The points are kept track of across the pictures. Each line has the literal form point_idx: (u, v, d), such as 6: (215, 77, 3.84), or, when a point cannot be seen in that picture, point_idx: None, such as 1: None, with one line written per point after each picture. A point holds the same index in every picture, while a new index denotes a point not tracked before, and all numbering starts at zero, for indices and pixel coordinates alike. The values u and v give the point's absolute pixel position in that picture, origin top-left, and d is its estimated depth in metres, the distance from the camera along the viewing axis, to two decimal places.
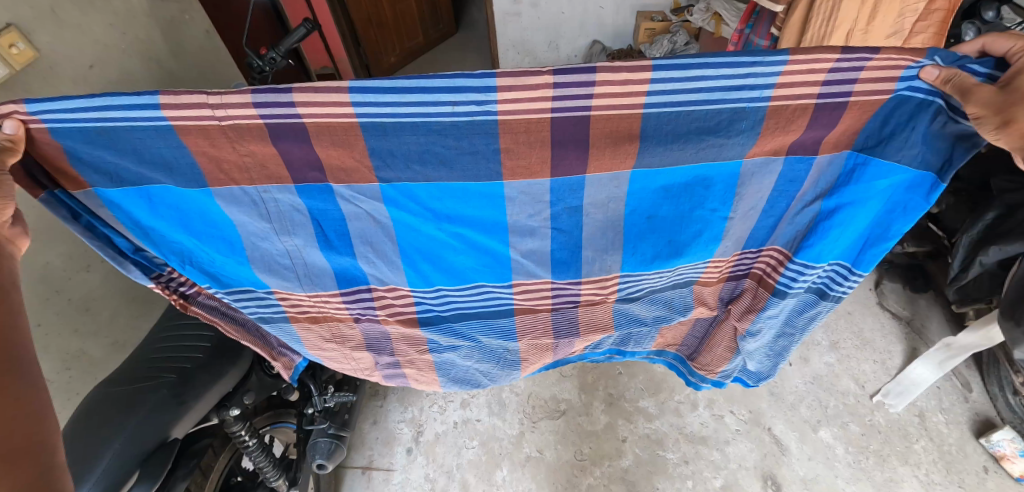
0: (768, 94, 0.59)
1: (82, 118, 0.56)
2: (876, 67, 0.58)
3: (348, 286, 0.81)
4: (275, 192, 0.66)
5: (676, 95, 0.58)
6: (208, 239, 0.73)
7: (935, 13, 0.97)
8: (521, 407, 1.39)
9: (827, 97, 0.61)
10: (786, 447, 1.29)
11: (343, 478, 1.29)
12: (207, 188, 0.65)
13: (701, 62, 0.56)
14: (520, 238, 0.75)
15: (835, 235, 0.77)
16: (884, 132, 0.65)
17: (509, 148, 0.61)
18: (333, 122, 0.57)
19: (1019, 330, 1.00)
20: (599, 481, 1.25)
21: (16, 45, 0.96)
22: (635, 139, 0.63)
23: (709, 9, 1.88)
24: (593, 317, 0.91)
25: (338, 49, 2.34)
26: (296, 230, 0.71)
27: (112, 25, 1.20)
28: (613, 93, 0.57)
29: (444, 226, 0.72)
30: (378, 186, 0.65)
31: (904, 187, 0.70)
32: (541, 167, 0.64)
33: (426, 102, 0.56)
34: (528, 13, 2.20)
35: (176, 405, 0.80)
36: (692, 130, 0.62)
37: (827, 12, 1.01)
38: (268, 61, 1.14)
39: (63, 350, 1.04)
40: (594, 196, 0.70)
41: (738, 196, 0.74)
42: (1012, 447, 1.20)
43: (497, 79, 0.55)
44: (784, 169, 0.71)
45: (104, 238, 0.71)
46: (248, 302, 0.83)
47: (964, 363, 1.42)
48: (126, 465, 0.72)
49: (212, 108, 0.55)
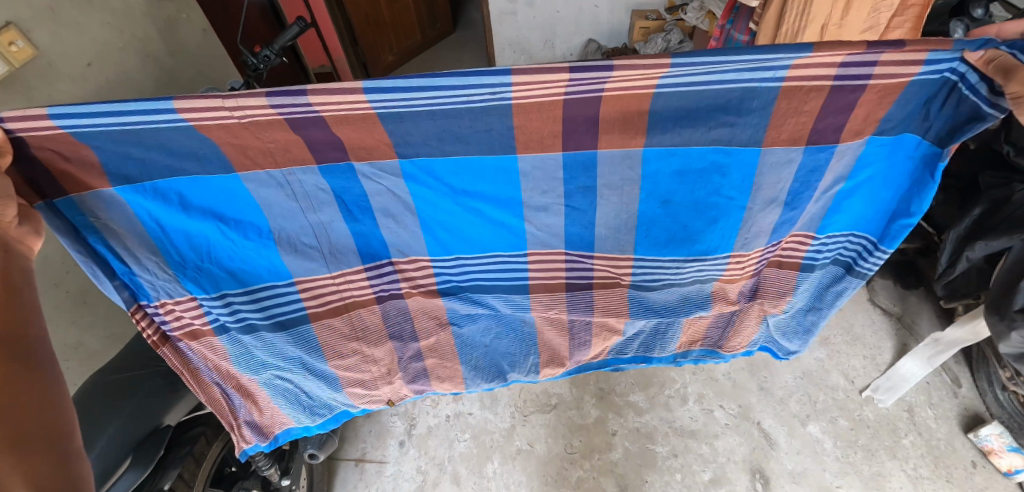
0: (782, 75, 0.61)
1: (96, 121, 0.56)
2: (901, 53, 0.59)
3: (370, 261, 0.80)
4: (301, 173, 0.67)
5: (691, 76, 0.60)
6: (228, 235, 0.71)
7: (911, 9, 1.02)
8: (512, 401, 1.41)
9: (843, 78, 0.63)
10: (775, 441, 1.30)
11: (336, 470, 1.31)
12: (236, 174, 0.65)
13: (718, 48, 0.57)
14: (535, 212, 0.75)
15: (855, 208, 0.81)
16: (899, 110, 0.67)
17: (522, 126, 0.63)
18: (353, 115, 0.59)
19: (1003, 324, 1.01)
20: (589, 473, 1.26)
21: (16, 43, 0.98)
22: (644, 115, 0.64)
23: (703, 8, 1.90)
24: (608, 303, 0.90)
25: (335, 46, 2.32)
26: (322, 206, 0.71)
27: (109, 24, 1.22)
28: (625, 79, 0.59)
29: (461, 201, 0.73)
30: (400, 161, 0.67)
31: (917, 166, 0.74)
32: (552, 141, 0.66)
33: (443, 94, 0.58)
34: (523, 12, 2.22)
35: (169, 392, 0.83)
36: (702, 108, 0.64)
37: (801, 6, 1.02)
38: (261, 59, 1.16)
39: (61, 341, 1.06)
40: (606, 177, 0.71)
41: (755, 185, 0.75)
42: (999, 441, 1.20)
43: (514, 75, 0.57)
44: (803, 157, 0.72)
45: (100, 254, 0.68)
46: (271, 305, 0.81)
47: (954, 359, 1.42)
48: (119, 450, 0.74)
49: (230, 110, 0.57)
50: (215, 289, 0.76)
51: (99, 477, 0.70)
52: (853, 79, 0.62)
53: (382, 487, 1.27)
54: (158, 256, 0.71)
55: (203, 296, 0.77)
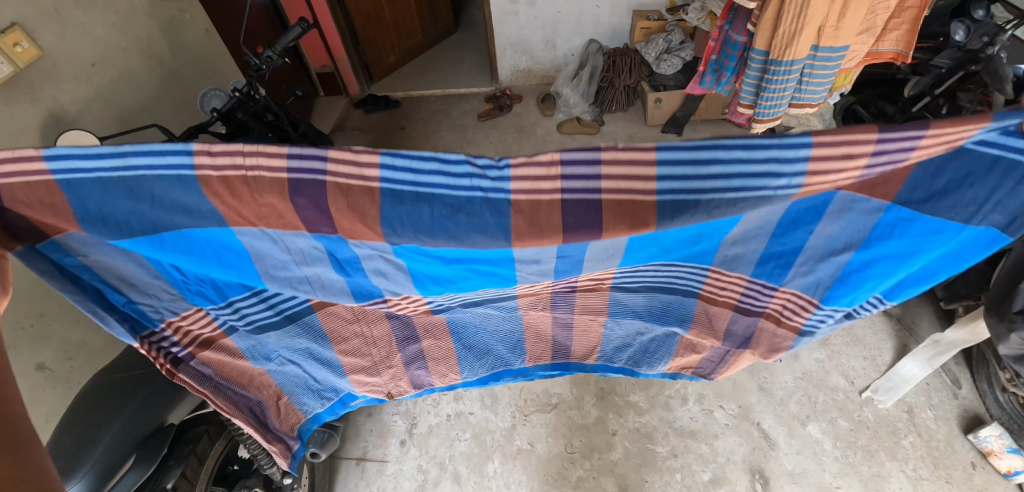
0: (798, 181, 0.56)
1: (100, 167, 0.56)
2: (928, 144, 0.54)
3: (364, 300, 0.78)
4: (292, 237, 0.64)
5: (688, 180, 0.55)
6: (220, 272, 0.70)
7: (908, 11, 1.07)
8: (513, 400, 1.42)
9: (871, 172, 0.57)
10: (775, 442, 1.30)
11: (338, 469, 1.31)
12: (230, 227, 0.63)
13: (711, 146, 0.53)
14: (524, 264, 0.67)
15: (873, 285, 0.72)
16: (936, 186, 0.59)
17: (519, 230, 0.59)
18: (354, 185, 0.56)
19: (1003, 326, 1.02)
20: (589, 473, 1.27)
21: (20, 44, 0.99)
22: (646, 225, 0.59)
23: (704, 8, 1.90)
24: (587, 303, 0.88)
25: (337, 47, 2.35)
26: (314, 261, 0.69)
27: (112, 25, 1.23)
28: (620, 175, 0.55)
29: (454, 268, 0.68)
30: (392, 245, 0.63)
31: (967, 243, 0.64)
32: (550, 242, 0.60)
33: (446, 171, 0.55)
34: (525, 12, 2.23)
35: (172, 391, 0.83)
36: (714, 214, 0.58)
37: (797, 8, 1.02)
38: (265, 59, 1.17)
39: (65, 340, 1.07)
40: (595, 253, 0.66)
41: (744, 223, 0.65)
42: (1000, 442, 1.21)
43: (511, 167, 0.55)
44: (797, 205, 0.62)
45: (94, 290, 0.70)
46: (253, 310, 0.79)
47: (954, 360, 1.43)
48: (123, 448, 0.74)
49: (244, 155, 0.56)
50: (220, 298, 0.77)
51: (99, 479, 0.70)
52: (886, 166, 0.56)
53: (383, 485, 1.28)
54: (163, 281, 0.73)
55: (210, 306, 0.78)
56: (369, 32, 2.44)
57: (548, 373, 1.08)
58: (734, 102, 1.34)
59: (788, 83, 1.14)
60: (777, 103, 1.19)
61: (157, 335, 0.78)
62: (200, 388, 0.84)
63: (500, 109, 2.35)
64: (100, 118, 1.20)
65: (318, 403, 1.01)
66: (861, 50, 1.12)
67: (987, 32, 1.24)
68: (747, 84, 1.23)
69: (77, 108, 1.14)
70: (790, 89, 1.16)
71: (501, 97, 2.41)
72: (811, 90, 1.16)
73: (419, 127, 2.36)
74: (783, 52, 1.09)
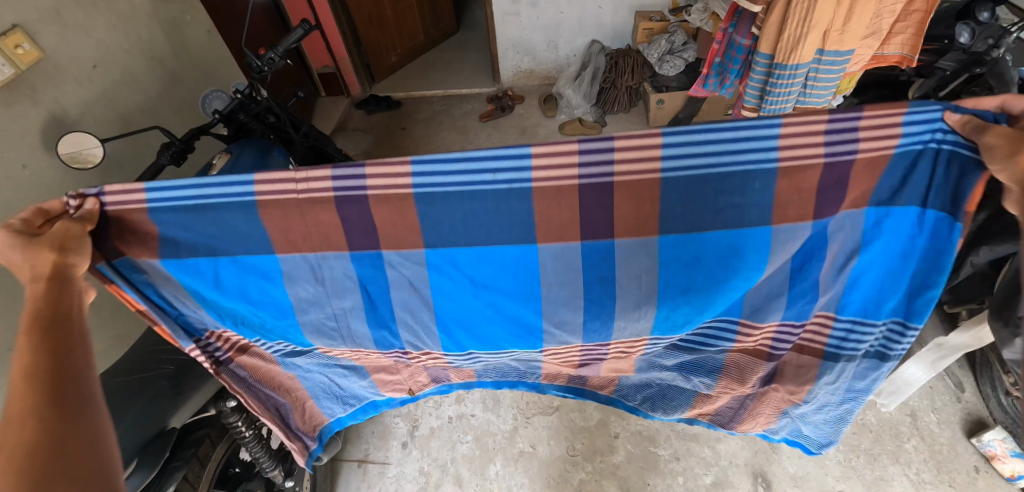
0: (773, 155, 0.63)
1: (179, 195, 0.67)
2: (870, 126, 0.61)
3: (385, 348, 0.85)
4: (331, 258, 0.73)
5: (688, 161, 0.64)
6: (263, 304, 0.77)
7: (914, 14, 1.07)
8: (515, 403, 1.41)
9: (834, 154, 0.63)
10: (777, 445, 1.29)
11: (339, 471, 1.31)
12: (275, 253, 0.72)
13: (708, 129, 0.62)
14: (553, 308, 0.77)
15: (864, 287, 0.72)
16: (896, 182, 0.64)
17: (540, 211, 0.67)
18: (393, 191, 0.67)
19: (1007, 330, 1.01)
20: (591, 476, 1.27)
21: (22, 46, 0.99)
22: (655, 202, 0.67)
23: (706, 9, 1.89)
24: (615, 366, 0.91)
25: (339, 48, 2.34)
26: (347, 293, 0.76)
27: (114, 26, 1.23)
28: (629, 159, 0.64)
29: (479, 293, 0.76)
30: (423, 251, 0.72)
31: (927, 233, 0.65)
32: (571, 228, 0.69)
33: (472, 171, 0.65)
34: (527, 12, 2.22)
35: (174, 395, 0.83)
36: (708, 192, 0.66)
37: (803, 12, 1.02)
38: (267, 61, 1.16)
39: None
40: (626, 269, 0.72)
41: (772, 261, 0.71)
42: (1003, 447, 1.20)
43: (531, 151, 0.64)
44: (809, 231, 0.69)
45: (151, 297, 0.75)
46: (282, 347, 0.86)
47: (958, 364, 1.42)
48: (125, 453, 0.74)
49: (295, 180, 0.66)
50: (254, 336, 0.84)
51: None
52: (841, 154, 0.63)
53: (385, 488, 1.28)
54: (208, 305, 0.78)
55: (255, 338, 0.84)
56: (371, 32, 2.43)
57: (562, 392, 1.08)
58: (738, 105, 1.34)
59: (792, 87, 1.14)
60: (782, 105, 1.18)
61: (206, 341, 0.84)
62: (236, 389, 0.88)
63: (502, 110, 2.34)
64: (102, 120, 1.20)
65: (341, 407, 1.04)
66: (867, 54, 1.12)
67: (991, 35, 1.25)
68: (751, 87, 1.23)
69: (79, 110, 1.14)
70: (794, 92, 1.15)
71: (503, 98, 2.40)
72: (817, 94, 1.16)
73: (420, 128, 2.36)
74: (788, 56, 1.09)
